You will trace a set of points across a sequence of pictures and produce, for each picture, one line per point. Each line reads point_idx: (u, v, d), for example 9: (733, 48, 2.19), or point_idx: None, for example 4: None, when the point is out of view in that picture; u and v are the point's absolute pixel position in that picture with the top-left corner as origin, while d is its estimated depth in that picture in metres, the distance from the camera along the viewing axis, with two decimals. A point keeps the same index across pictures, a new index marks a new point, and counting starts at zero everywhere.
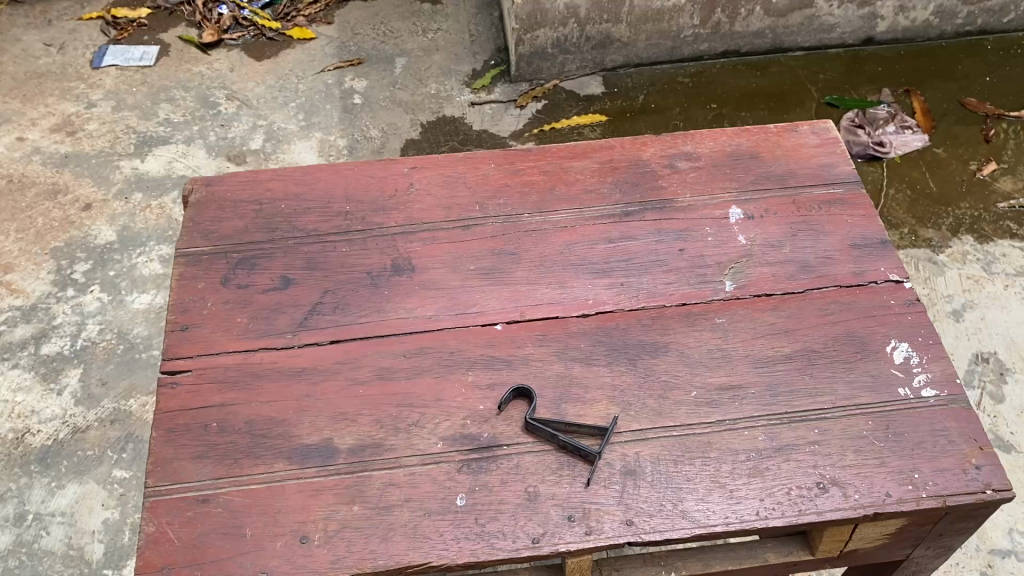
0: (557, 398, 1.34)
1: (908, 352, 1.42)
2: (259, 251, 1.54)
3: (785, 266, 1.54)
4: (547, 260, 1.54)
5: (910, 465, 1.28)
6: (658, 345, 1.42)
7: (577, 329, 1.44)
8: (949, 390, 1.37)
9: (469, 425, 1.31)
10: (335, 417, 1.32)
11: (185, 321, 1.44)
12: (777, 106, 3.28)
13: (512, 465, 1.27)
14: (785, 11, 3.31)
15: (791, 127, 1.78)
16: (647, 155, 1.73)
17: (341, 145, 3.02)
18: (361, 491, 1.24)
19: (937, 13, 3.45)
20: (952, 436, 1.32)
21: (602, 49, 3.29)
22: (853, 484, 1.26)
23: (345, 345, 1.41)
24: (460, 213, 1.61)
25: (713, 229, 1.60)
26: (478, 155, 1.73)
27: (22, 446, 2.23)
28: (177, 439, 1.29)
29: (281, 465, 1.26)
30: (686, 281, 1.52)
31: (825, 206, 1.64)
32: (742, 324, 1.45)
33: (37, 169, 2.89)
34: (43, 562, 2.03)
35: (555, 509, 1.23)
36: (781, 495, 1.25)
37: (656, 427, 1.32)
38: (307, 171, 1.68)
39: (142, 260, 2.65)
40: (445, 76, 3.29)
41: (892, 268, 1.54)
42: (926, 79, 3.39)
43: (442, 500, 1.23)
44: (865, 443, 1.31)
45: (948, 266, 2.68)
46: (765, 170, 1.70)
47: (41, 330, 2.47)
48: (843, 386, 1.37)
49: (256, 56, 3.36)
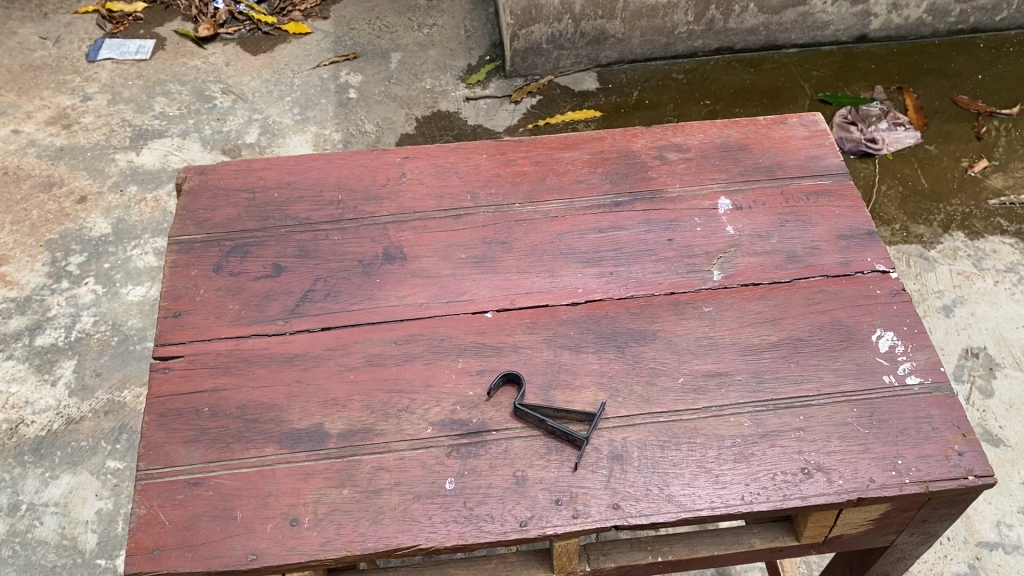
0: (546, 384, 1.36)
1: (893, 341, 1.44)
2: (251, 240, 1.55)
3: (772, 255, 1.56)
4: (537, 249, 1.56)
5: (893, 451, 1.30)
6: (646, 333, 1.44)
7: (567, 317, 1.46)
8: (934, 378, 1.39)
9: (459, 410, 1.32)
10: (326, 402, 1.33)
11: (178, 307, 1.45)
12: (771, 102, 3.29)
13: (500, 450, 1.28)
14: (778, 8, 3.33)
15: (780, 120, 1.80)
16: (638, 146, 1.74)
17: (335, 139, 3.03)
18: (351, 475, 1.25)
19: (930, 11, 3.47)
20: (935, 422, 1.34)
21: (597, 45, 3.31)
22: (838, 470, 1.28)
23: (336, 331, 1.42)
24: (451, 202, 1.62)
25: (701, 219, 1.62)
26: (470, 146, 1.74)
27: (16, 437, 2.24)
28: (169, 423, 1.31)
29: (271, 450, 1.27)
30: (675, 270, 1.53)
31: (813, 197, 1.65)
32: (730, 312, 1.47)
33: (32, 162, 2.89)
34: (37, 552, 2.03)
35: (543, 493, 1.24)
36: (766, 480, 1.26)
37: (643, 413, 1.34)
38: (300, 161, 1.69)
39: (137, 252, 2.66)
40: (440, 71, 3.30)
41: (879, 258, 1.55)
42: (919, 77, 3.41)
43: (431, 484, 1.24)
44: (850, 429, 1.32)
45: (939, 262, 2.71)
46: (754, 162, 1.71)
47: (36, 321, 2.48)
48: (829, 373, 1.39)
49: (251, 51, 3.37)
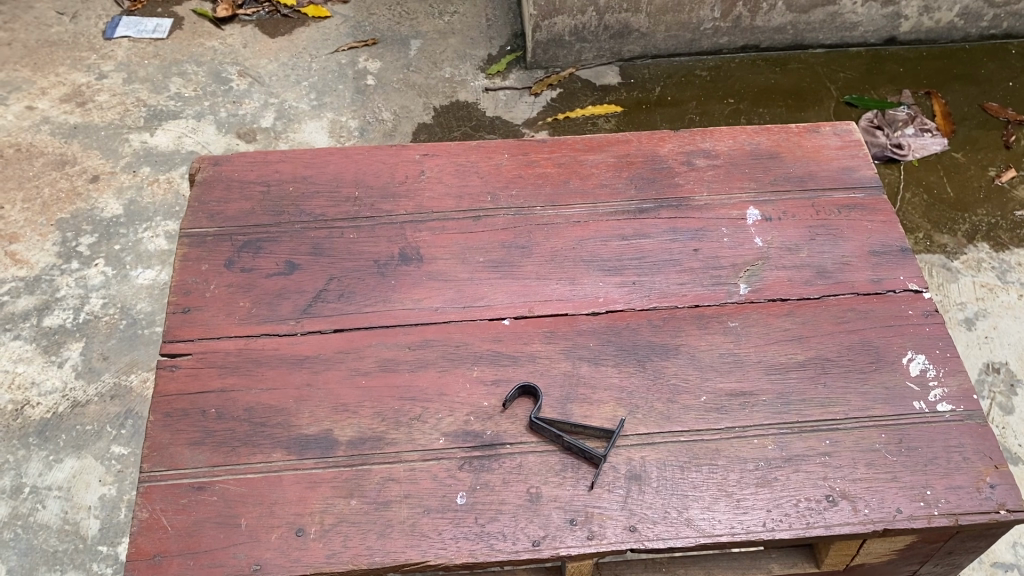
0: (564, 397, 1.31)
1: (925, 364, 1.39)
2: (264, 235, 1.50)
3: (802, 270, 1.51)
4: (558, 254, 1.51)
5: (921, 482, 1.26)
6: (668, 347, 1.39)
7: (588, 327, 1.41)
8: (966, 405, 1.35)
9: (473, 421, 1.28)
10: (336, 408, 1.29)
11: (187, 303, 1.41)
12: (795, 103, 3.22)
13: (514, 464, 1.24)
14: (807, 7, 3.24)
15: (813, 128, 1.74)
16: (664, 151, 1.68)
17: (352, 126, 2.99)
18: (359, 485, 1.21)
19: (962, 15, 3.38)
20: (967, 452, 1.30)
21: (620, 39, 3.23)
22: (863, 498, 1.24)
23: (349, 333, 1.38)
24: (470, 203, 1.57)
25: (729, 229, 1.56)
26: (492, 144, 1.68)
27: (21, 418, 2.22)
28: (174, 424, 1.27)
29: (278, 456, 1.23)
30: (699, 282, 1.48)
31: (844, 211, 1.60)
32: (756, 329, 1.42)
33: (46, 139, 2.86)
34: (39, 536, 2.02)
35: (558, 511, 1.20)
36: (789, 507, 1.22)
37: (663, 431, 1.29)
38: (318, 153, 1.64)
39: (148, 235, 2.63)
40: (460, 60, 3.24)
41: (912, 277, 1.50)
42: (948, 82, 3.32)
43: (442, 498, 1.20)
44: (877, 456, 1.28)
45: (962, 273, 2.64)
46: (785, 171, 1.66)
47: (44, 301, 2.46)
48: (857, 397, 1.34)
49: (269, 33, 3.31)
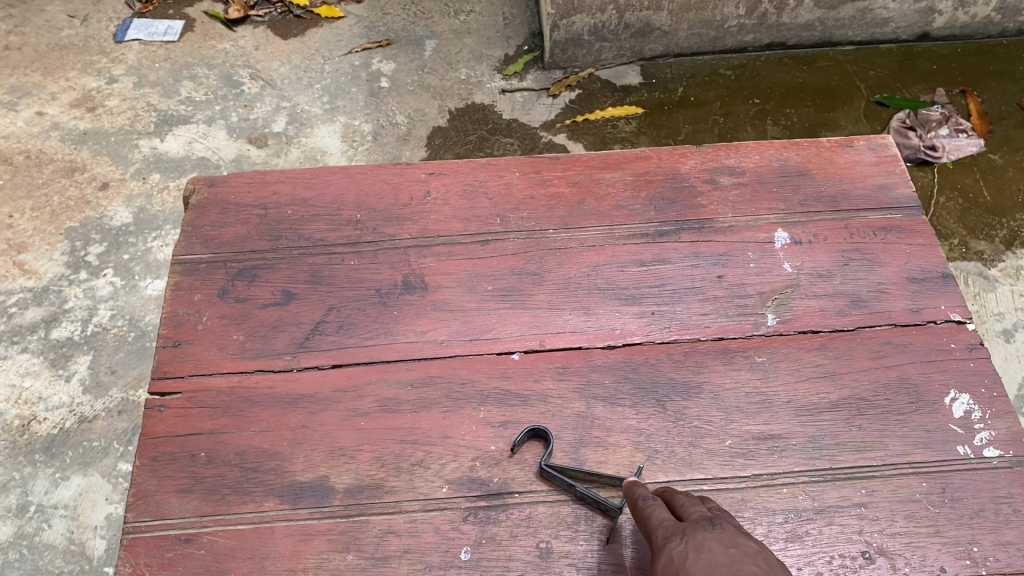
0: (577, 441, 1.22)
1: (969, 405, 1.28)
2: (261, 262, 1.43)
3: (835, 299, 1.40)
4: (572, 282, 1.41)
5: (967, 537, 1.15)
6: (689, 385, 1.29)
7: (602, 362, 1.31)
8: (1015, 451, 1.24)
9: (478, 467, 1.20)
10: (333, 452, 1.21)
11: (179, 336, 1.34)
12: (823, 104, 3.08)
13: (523, 515, 1.16)
14: (836, 3, 3.08)
15: (845, 142, 1.62)
16: (686, 168, 1.58)
17: (365, 130, 2.91)
18: (356, 538, 1.13)
19: (1000, 9, 3.20)
20: (1017, 504, 1.18)
21: (641, 37, 3.11)
22: (903, 556, 1.13)
23: (348, 369, 1.29)
24: (479, 225, 1.48)
25: (755, 254, 1.45)
26: (501, 161, 1.59)
27: (28, 434, 2.17)
28: (162, 469, 1.19)
29: (271, 505, 1.16)
30: (723, 312, 1.38)
31: (880, 233, 1.48)
32: (785, 365, 1.32)
33: (56, 145, 2.81)
34: (44, 556, 1.98)
35: (569, 569, 1.11)
36: (822, 565, 1.12)
37: (684, 479, 1.20)
38: (318, 172, 1.56)
39: (158, 244, 2.58)
40: (476, 60, 3.15)
41: (955, 307, 1.39)
42: (985, 80, 3.16)
43: (444, 553, 1.12)
44: (918, 508, 1.18)
45: (1000, 282, 2.50)
46: (816, 190, 1.54)
47: (52, 313, 2.41)
48: (896, 443, 1.24)
49: (282, 35, 3.24)
